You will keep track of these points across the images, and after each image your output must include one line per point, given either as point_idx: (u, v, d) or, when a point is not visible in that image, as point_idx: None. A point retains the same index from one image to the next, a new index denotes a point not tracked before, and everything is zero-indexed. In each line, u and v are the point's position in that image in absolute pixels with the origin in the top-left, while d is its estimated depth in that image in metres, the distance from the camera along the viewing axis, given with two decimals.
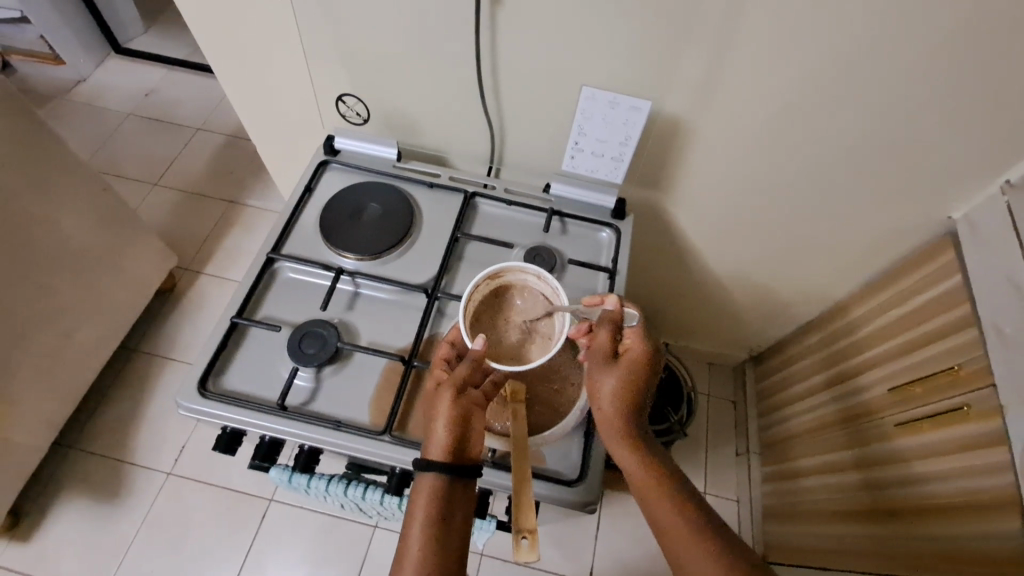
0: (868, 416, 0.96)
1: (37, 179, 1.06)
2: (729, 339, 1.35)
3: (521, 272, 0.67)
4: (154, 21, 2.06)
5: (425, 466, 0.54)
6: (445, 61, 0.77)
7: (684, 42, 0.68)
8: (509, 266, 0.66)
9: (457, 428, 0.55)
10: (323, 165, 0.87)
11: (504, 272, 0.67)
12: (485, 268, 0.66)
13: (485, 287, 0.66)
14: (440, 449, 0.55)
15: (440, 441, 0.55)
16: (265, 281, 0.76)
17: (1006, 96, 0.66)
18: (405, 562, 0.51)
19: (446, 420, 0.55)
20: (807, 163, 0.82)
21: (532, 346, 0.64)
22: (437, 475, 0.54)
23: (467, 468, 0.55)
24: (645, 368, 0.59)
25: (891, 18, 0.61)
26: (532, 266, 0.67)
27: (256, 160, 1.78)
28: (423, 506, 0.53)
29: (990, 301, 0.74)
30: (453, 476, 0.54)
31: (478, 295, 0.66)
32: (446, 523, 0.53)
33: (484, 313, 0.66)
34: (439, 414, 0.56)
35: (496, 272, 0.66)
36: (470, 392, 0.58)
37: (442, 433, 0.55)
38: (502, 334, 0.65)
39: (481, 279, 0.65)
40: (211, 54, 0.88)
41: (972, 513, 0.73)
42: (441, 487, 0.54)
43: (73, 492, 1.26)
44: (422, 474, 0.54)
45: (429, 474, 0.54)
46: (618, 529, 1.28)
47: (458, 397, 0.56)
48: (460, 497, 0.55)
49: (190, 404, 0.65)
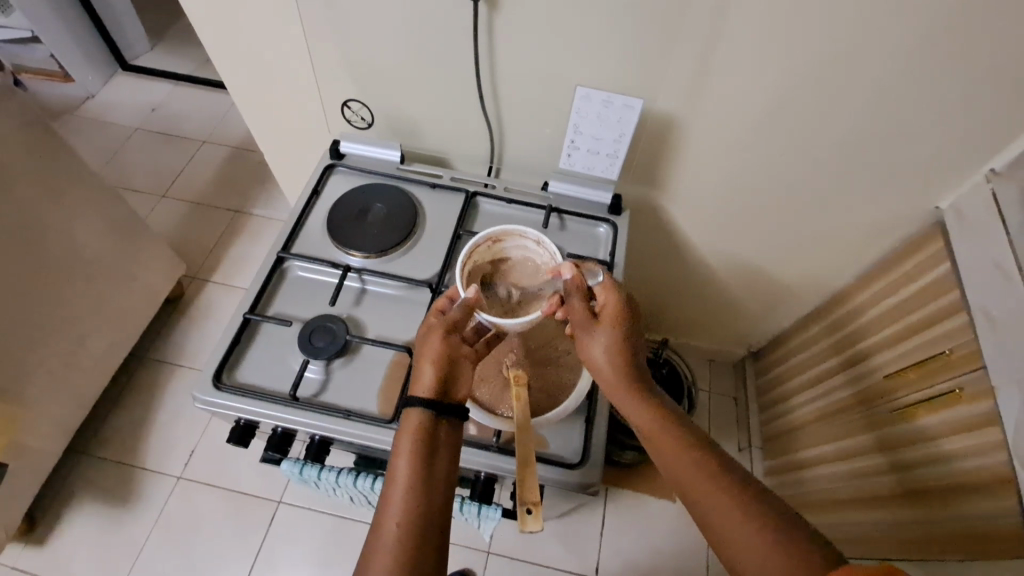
0: (864, 405, 0.98)
1: (51, 189, 1.10)
2: (728, 336, 1.37)
3: (521, 236, 0.72)
4: (160, 39, 2.11)
5: (412, 404, 0.56)
6: (445, 66, 0.80)
7: (673, 41, 0.71)
8: (511, 229, 0.72)
9: (442, 370, 0.58)
10: (329, 168, 0.91)
11: (505, 236, 0.72)
12: (485, 229, 0.71)
13: (484, 249, 0.72)
14: (426, 389, 0.57)
15: (427, 381, 0.57)
16: (275, 280, 0.79)
17: (983, 86, 0.69)
18: (389, 500, 0.51)
19: (433, 363, 0.58)
20: (796, 157, 0.84)
21: (523, 304, 0.69)
22: (423, 411, 0.55)
23: (455, 408, 0.57)
24: (624, 320, 0.61)
25: (869, 14, 0.64)
26: (532, 231, 0.72)
27: (261, 170, 1.82)
28: (408, 444, 0.54)
29: (979, 286, 0.76)
30: (440, 413, 0.56)
31: (478, 256, 0.71)
32: (432, 461, 0.54)
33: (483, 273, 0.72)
34: (427, 358, 0.58)
35: (497, 235, 0.72)
36: (457, 335, 0.61)
37: (429, 374, 0.57)
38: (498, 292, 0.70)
39: (481, 239, 0.71)
40: (220, 65, 0.91)
41: (969, 493, 0.75)
42: (427, 424, 0.55)
43: (86, 497, 1.28)
44: (409, 411, 0.56)
45: (416, 409, 0.56)
46: (623, 525, 1.29)
47: (446, 338, 0.60)
48: (446, 438, 0.56)
49: (205, 397, 0.67)
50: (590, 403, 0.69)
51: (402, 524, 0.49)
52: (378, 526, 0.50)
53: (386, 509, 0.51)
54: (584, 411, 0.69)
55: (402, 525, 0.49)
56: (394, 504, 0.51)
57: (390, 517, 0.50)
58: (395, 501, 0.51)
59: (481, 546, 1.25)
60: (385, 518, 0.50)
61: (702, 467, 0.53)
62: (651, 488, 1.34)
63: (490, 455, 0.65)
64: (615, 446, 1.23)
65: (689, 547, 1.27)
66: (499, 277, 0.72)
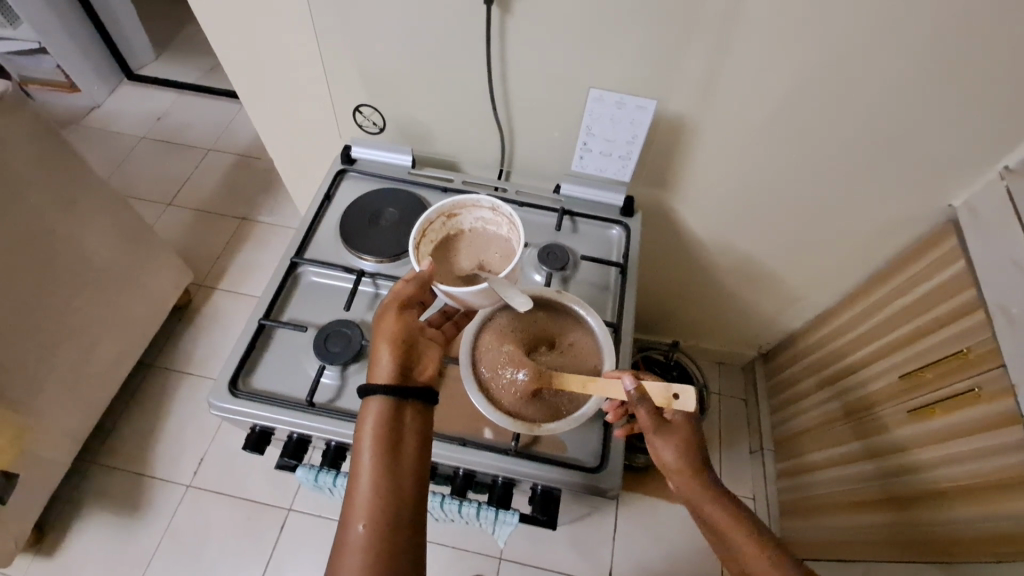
0: (880, 406, 0.97)
1: (61, 198, 1.10)
2: (738, 338, 1.36)
3: (475, 205, 0.74)
4: (165, 50, 2.12)
5: (370, 391, 0.54)
6: (456, 70, 0.80)
7: (686, 43, 0.71)
8: (463, 201, 0.73)
9: (399, 350, 0.57)
10: (340, 173, 0.91)
11: (459, 208, 0.74)
12: (435, 205, 0.72)
13: (438, 225, 0.73)
14: (385, 373, 0.55)
15: (384, 364, 0.56)
16: (289, 285, 0.79)
17: (999, 83, 0.68)
18: (355, 498, 0.51)
19: (389, 345, 0.57)
20: (807, 157, 0.84)
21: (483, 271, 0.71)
22: (383, 398, 0.54)
23: (418, 390, 0.55)
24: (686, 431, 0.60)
25: (881, 13, 0.64)
26: (485, 198, 0.73)
27: (267, 178, 1.82)
28: (370, 437, 0.53)
29: (996, 284, 0.76)
30: (402, 398, 0.54)
31: (432, 234, 0.73)
32: (398, 455, 0.53)
33: (440, 251, 0.73)
34: (383, 343, 0.57)
35: (450, 210, 0.73)
36: (412, 311, 0.61)
37: (386, 357, 0.56)
38: (457, 263, 0.72)
39: (434, 215, 0.72)
40: (231, 72, 0.91)
41: (991, 493, 0.74)
42: (389, 413, 0.54)
43: (95, 506, 1.27)
44: (369, 399, 0.55)
45: (375, 399, 0.54)
46: (636, 530, 1.28)
47: (400, 316, 0.59)
48: (412, 424, 0.55)
49: (221, 403, 0.67)
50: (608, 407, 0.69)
51: (367, 528, 0.50)
52: (344, 531, 0.50)
53: (354, 507, 0.51)
54: (602, 413, 0.69)
55: (371, 525, 0.50)
56: (361, 503, 0.51)
57: (357, 519, 0.50)
58: (362, 500, 0.51)
59: (493, 552, 1.24)
60: (352, 519, 0.50)
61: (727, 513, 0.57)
62: (663, 491, 1.33)
63: (510, 459, 0.65)
64: (628, 451, 1.23)
65: (702, 552, 1.26)
66: (458, 251, 0.74)
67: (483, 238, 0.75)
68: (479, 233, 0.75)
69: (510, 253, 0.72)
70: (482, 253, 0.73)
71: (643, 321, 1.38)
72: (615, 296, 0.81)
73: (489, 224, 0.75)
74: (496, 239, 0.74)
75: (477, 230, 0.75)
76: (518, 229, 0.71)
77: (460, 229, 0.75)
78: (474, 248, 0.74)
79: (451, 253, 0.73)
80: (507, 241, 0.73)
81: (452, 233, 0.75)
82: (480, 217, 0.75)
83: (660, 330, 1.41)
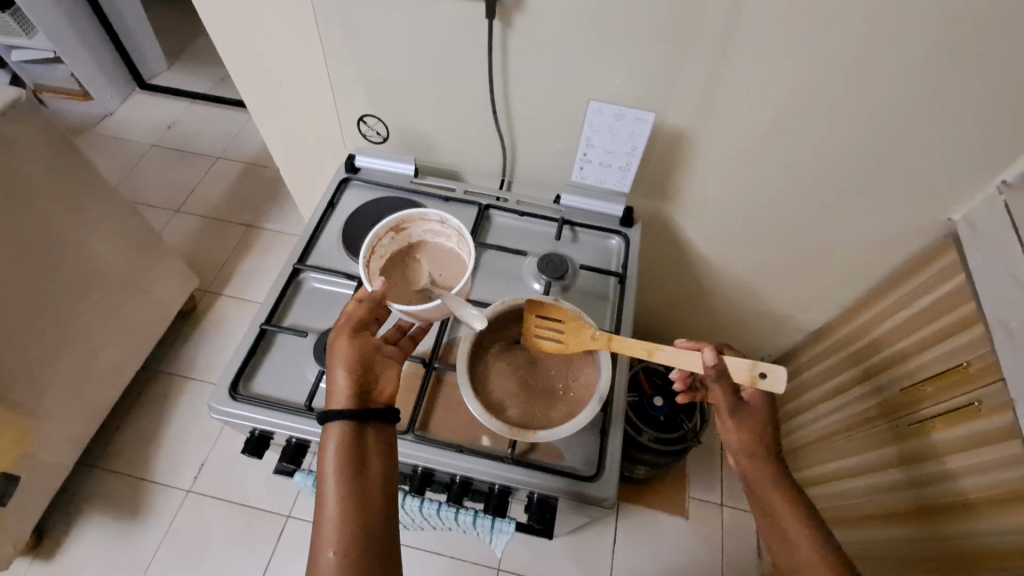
0: (880, 420, 0.97)
1: (72, 203, 1.11)
2: (739, 350, 1.35)
3: (423, 219, 0.74)
4: (177, 60, 2.16)
5: (329, 417, 0.54)
6: (461, 82, 0.82)
7: (686, 56, 0.72)
8: (411, 215, 0.73)
9: (356, 372, 0.57)
10: (345, 182, 0.93)
11: (407, 223, 0.74)
12: (383, 221, 0.72)
13: (387, 240, 0.72)
14: (343, 397, 0.56)
15: (341, 388, 0.56)
16: (291, 291, 0.80)
17: (993, 96, 0.69)
18: (324, 526, 0.51)
19: (345, 368, 0.57)
20: (804, 171, 0.85)
21: (436, 284, 0.71)
22: (343, 423, 0.55)
23: (377, 412, 0.56)
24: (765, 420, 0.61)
25: (877, 27, 0.65)
26: (433, 212, 0.74)
27: (274, 186, 1.84)
28: (334, 461, 0.53)
29: (996, 297, 0.76)
30: (363, 421, 0.55)
31: (381, 250, 0.72)
32: (362, 473, 0.54)
33: (391, 266, 0.73)
34: (337, 367, 0.57)
35: (397, 224, 0.73)
36: (366, 334, 0.61)
37: (343, 381, 0.56)
38: (409, 280, 0.71)
39: (382, 231, 0.71)
40: (239, 81, 0.93)
41: (994, 508, 0.73)
42: (352, 436, 0.55)
43: (96, 510, 1.28)
44: (329, 425, 0.55)
45: (335, 424, 0.55)
46: (636, 542, 1.28)
47: (353, 340, 0.59)
48: (375, 447, 0.55)
49: (221, 407, 0.68)
50: (603, 417, 0.70)
51: (338, 553, 0.50)
52: (316, 558, 0.51)
53: (323, 536, 0.51)
54: (598, 423, 0.70)
55: (341, 549, 0.50)
56: (330, 528, 0.51)
57: (327, 545, 0.50)
58: (331, 525, 0.51)
59: (492, 564, 1.24)
60: (323, 546, 0.51)
61: (771, 482, 0.60)
62: (664, 504, 1.32)
63: (505, 467, 0.65)
64: (626, 462, 1.23)
65: (703, 564, 1.25)
66: (411, 263, 0.73)
67: (433, 251, 0.75)
68: (428, 244, 0.75)
69: (462, 265, 0.73)
70: (434, 264, 0.73)
71: (645, 331, 1.39)
72: (613, 305, 0.81)
73: (440, 237, 0.75)
74: (447, 252, 0.75)
75: (427, 244, 0.76)
76: (468, 240, 0.72)
77: (410, 241, 0.75)
78: (428, 261, 0.74)
79: (403, 267, 0.73)
80: (459, 251, 0.74)
81: (402, 246, 0.75)
82: (429, 229, 0.75)
83: (660, 341, 1.41)
